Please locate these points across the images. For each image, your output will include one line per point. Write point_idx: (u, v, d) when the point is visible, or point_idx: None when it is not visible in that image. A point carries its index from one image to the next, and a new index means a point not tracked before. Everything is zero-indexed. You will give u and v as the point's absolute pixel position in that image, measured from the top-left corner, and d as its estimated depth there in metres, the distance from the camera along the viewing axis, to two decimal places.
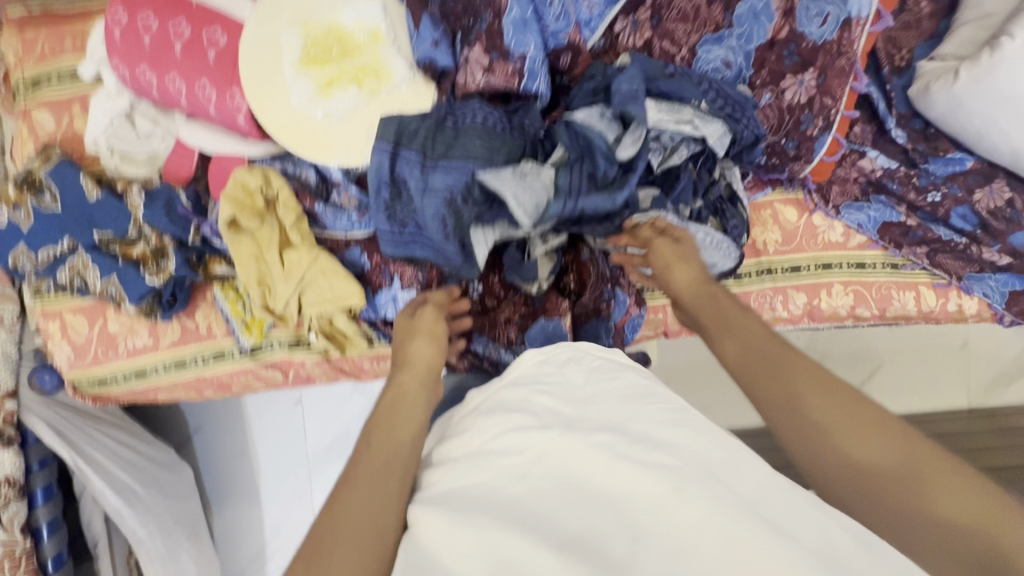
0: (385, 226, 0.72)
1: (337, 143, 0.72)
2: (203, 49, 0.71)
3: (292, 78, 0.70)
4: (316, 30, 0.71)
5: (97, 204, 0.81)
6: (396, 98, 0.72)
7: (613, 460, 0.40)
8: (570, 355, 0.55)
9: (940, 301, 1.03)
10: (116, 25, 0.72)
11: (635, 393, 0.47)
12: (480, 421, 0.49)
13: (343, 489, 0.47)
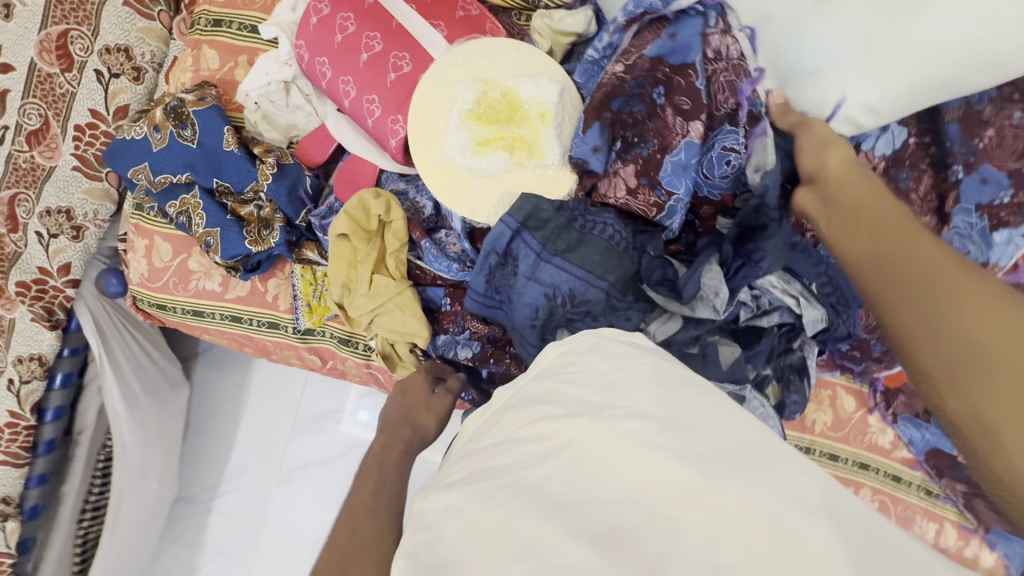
0: (480, 287, 0.74)
1: (468, 197, 0.74)
2: (386, 70, 0.75)
3: (454, 125, 0.73)
4: (493, 90, 0.73)
5: (230, 157, 0.84)
6: (539, 178, 0.74)
7: (643, 449, 0.39)
8: (593, 343, 0.51)
9: (958, 543, 0.94)
10: (316, 15, 0.77)
11: (665, 376, 0.45)
12: (508, 415, 0.48)
13: (335, 544, 0.51)
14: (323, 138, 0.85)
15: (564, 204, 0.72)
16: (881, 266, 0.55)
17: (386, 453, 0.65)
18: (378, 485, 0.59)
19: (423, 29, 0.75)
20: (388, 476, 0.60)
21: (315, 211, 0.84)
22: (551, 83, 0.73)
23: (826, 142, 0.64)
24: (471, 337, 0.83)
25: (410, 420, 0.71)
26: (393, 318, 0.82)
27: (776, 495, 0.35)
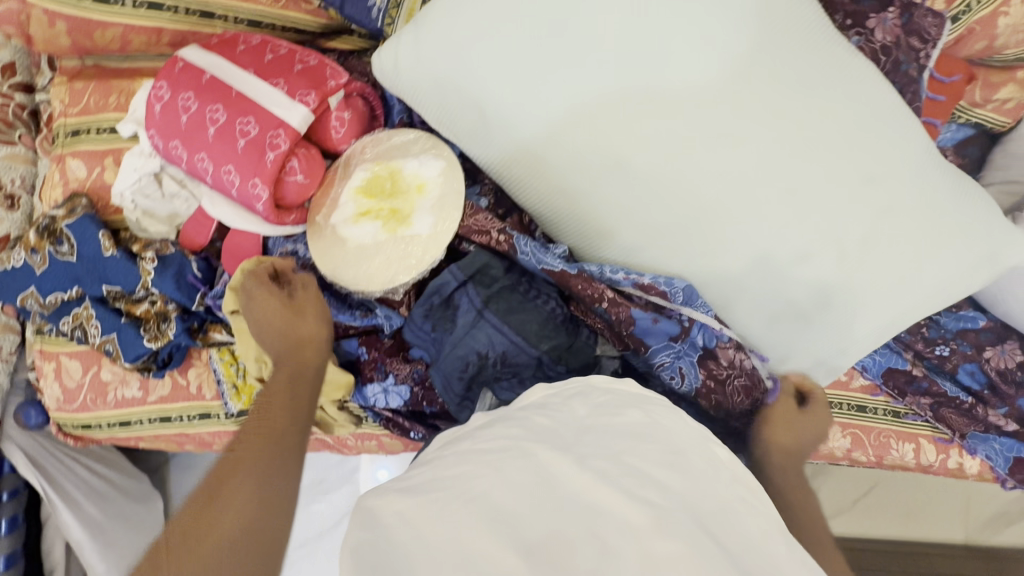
0: (419, 321, 0.77)
1: (340, 262, 0.76)
2: (234, 137, 0.73)
3: (343, 198, 0.78)
4: (382, 169, 0.79)
5: (111, 261, 0.82)
6: (413, 245, 0.76)
7: (599, 481, 0.42)
8: (579, 391, 0.56)
9: (940, 456, 1.00)
10: (158, 101, 0.77)
11: (642, 431, 0.48)
12: (479, 431, 0.51)
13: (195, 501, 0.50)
14: (202, 220, 0.83)
15: (513, 266, 0.78)
16: None
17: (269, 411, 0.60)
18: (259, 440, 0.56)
19: (263, 90, 0.74)
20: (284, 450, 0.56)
21: (210, 293, 0.82)
22: (432, 160, 0.79)
23: None
24: (396, 380, 0.82)
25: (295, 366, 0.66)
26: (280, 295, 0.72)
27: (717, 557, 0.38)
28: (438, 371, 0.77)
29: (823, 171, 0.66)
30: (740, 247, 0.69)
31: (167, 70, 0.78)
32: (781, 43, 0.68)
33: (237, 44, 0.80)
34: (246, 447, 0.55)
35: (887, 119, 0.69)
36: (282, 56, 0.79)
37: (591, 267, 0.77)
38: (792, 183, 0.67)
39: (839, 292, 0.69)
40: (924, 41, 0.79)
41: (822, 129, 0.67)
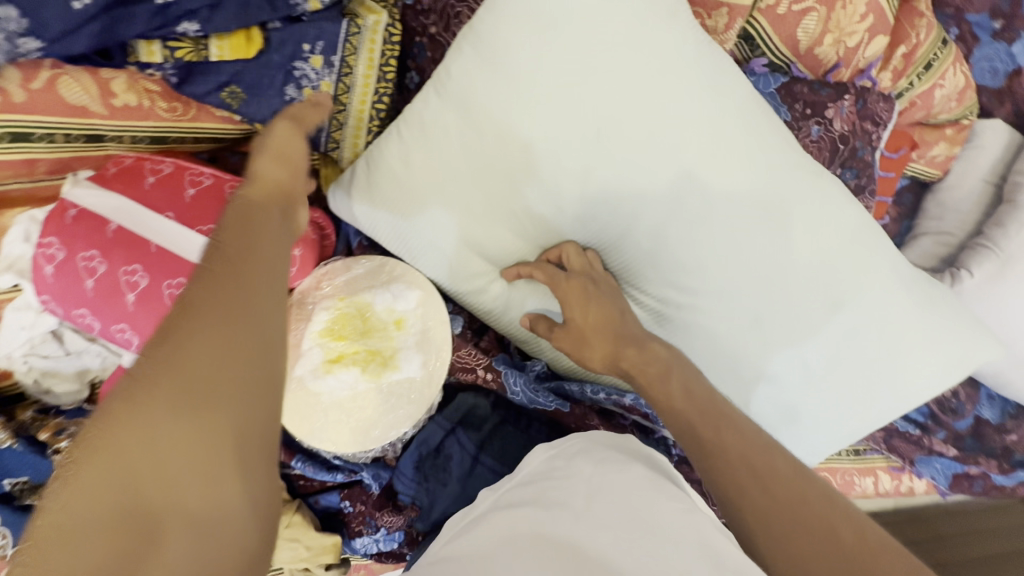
0: (410, 476, 0.71)
1: (315, 426, 0.66)
2: (163, 304, 0.62)
3: (305, 345, 0.67)
4: (347, 306, 0.69)
5: (12, 453, 0.67)
6: (398, 391, 0.68)
7: (618, 552, 0.47)
8: (580, 448, 0.63)
9: (893, 482, 1.10)
10: (48, 261, 0.62)
11: (646, 485, 0.55)
12: (492, 517, 0.56)
13: (141, 378, 0.31)
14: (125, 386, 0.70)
15: (500, 401, 0.74)
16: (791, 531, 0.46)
17: (239, 295, 0.35)
18: (233, 295, 0.35)
19: (193, 244, 0.63)
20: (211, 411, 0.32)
21: None
22: (406, 291, 0.69)
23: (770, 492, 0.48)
24: (389, 533, 0.74)
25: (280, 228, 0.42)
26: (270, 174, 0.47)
27: None
28: (427, 524, 0.71)
29: (805, 287, 0.68)
30: (729, 365, 0.70)
31: (52, 222, 0.63)
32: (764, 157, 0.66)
33: (145, 175, 0.66)
34: (214, 294, 0.34)
35: (859, 224, 0.70)
36: (207, 189, 0.67)
37: (574, 389, 0.74)
38: (773, 303, 0.68)
39: (825, 397, 0.71)
40: (876, 124, 0.81)
41: (802, 243, 0.67)
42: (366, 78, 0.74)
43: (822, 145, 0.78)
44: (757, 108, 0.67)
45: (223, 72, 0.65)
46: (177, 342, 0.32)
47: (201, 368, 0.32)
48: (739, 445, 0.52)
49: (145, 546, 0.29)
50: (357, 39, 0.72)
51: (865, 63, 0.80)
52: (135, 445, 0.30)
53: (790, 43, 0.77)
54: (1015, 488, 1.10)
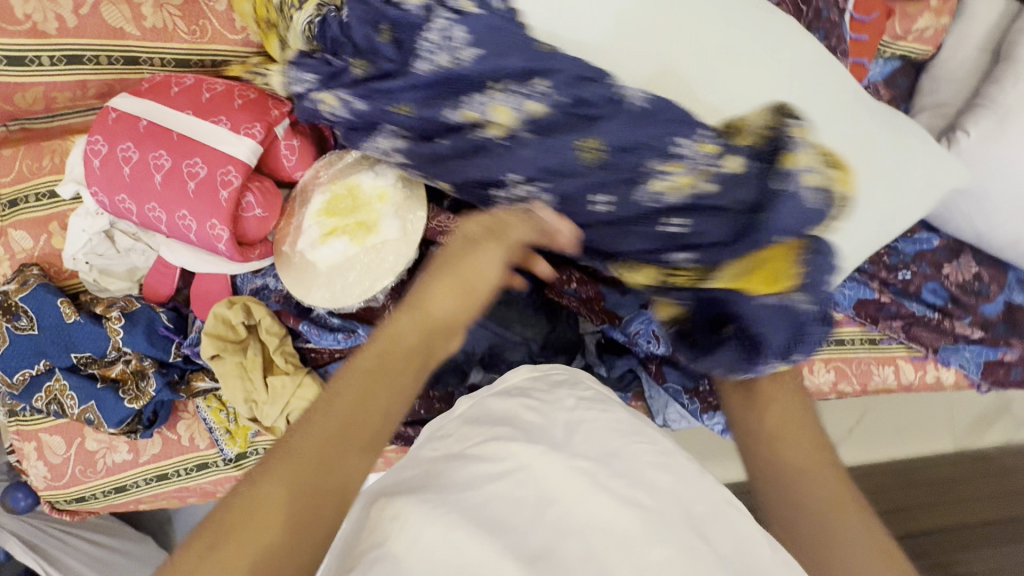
0: None
1: (315, 285, 0.77)
2: (183, 180, 0.72)
3: (307, 223, 0.78)
4: (338, 186, 0.78)
5: (76, 326, 0.80)
6: (382, 252, 0.76)
7: (593, 487, 0.44)
8: (562, 378, 0.61)
9: (917, 373, 1.07)
10: (96, 155, 0.75)
11: (622, 428, 0.52)
12: (464, 429, 0.54)
13: (281, 465, 0.41)
14: (164, 271, 0.81)
15: None
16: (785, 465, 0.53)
17: (357, 422, 0.44)
18: (343, 400, 0.45)
19: (206, 130, 0.73)
20: (376, 406, 0.45)
21: (185, 342, 0.81)
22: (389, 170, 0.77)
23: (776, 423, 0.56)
24: None
25: (388, 366, 0.48)
26: (361, 359, 0.48)
27: (699, 549, 0.41)
28: None
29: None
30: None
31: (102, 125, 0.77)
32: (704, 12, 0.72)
33: (171, 87, 0.78)
34: (337, 410, 0.44)
35: (818, 62, 0.73)
36: (219, 92, 0.77)
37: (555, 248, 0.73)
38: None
39: None
40: None
41: (746, 80, 0.69)
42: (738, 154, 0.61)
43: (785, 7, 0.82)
44: None
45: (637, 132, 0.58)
46: (302, 433, 0.43)
47: (316, 446, 0.42)
48: (771, 408, 0.57)
49: None
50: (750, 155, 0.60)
51: None
52: (250, 522, 0.38)
53: None
54: None
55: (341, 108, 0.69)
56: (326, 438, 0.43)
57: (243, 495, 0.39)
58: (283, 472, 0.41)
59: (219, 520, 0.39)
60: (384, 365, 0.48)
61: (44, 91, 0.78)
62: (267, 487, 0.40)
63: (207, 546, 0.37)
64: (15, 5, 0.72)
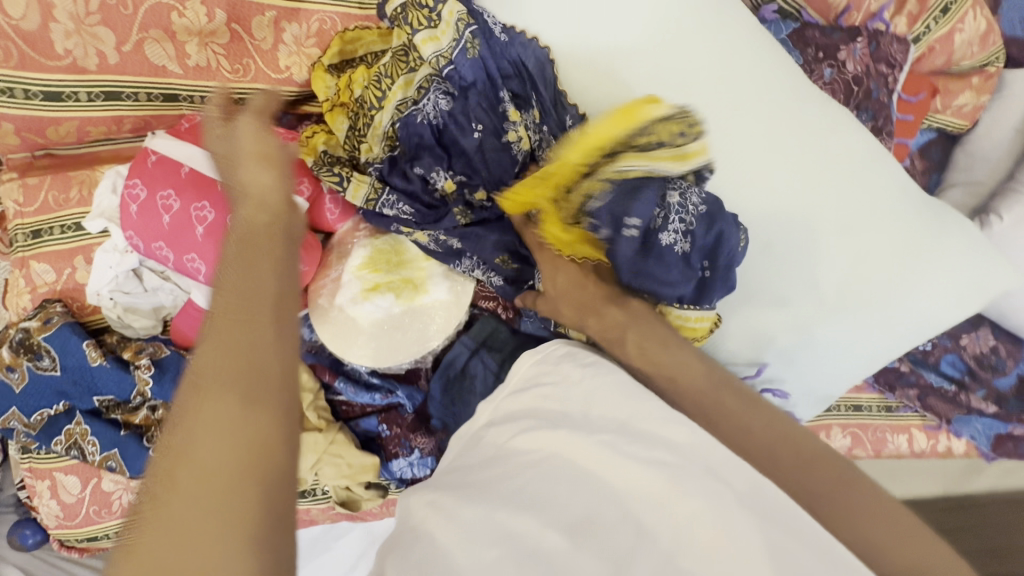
0: (442, 395, 0.79)
1: (355, 343, 0.76)
2: (227, 235, 0.70)
3: (346, 278, 0.77)
4: (382, 242, 0.78)
5: (102, 370, 0.77)
6: (429, 313, 0.77)
7: (612, 455, 0.54)
8: (565, 352, 0.69)
9: (930, 442, 1.08)
10: (133, 201, 0.72)
11: (627, 392, 0.60)
12: (493, 428, 0.63)
13: (196, 378, 0.39)
14: (192, 317, 0.79)
15: (519, 330, 0.80)
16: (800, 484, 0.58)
17: (251, 304, 0.43)
18: (229, 294, 0.44)
19: None
20: (267, 286, 0.45)
21: None
22: None
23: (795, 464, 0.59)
24: (421, 454, 0.80)
25: (262, 249, 0.48)
26: (223, 266, 0.47)
27: (718, 492, 0.49)
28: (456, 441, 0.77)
29: (800, 221, 0.73)
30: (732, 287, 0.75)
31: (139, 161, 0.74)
32: (752, 100, 0.75)
33: (212, 128, 0.75)
34: (225, 305, 0.43)
35: (869, 151, 0.75)
36: None
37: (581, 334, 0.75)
38: (777, 229, 0.73)
39: (834, 321, 0.73)
40: (891, 67, 0.83)
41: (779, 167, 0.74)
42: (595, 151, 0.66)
43: (835, 87, 0.81)
44: (752, 60, 0.76)
45: (707, 236, 0.67)
46: (202, 350, 0.41)
47: (223, 343, 0.41)
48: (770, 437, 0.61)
49: (255, 486, 0.36)
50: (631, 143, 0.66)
51: (877, 7, 0.82)
52: (194, 436, 0.36)
53: None
54: None
55: (435, 244, 0.75)
56: (228, 336, 0.41)
57: (174, 435, 0.37)
58: (210, 383, 0.39)
59: (157, 469, 0.36)
60: (252, 258, 0.47)
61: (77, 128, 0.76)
62: (190, 407, 0.38)
63: (161, 485, 0.35)
64: (56, 41, 0.68)
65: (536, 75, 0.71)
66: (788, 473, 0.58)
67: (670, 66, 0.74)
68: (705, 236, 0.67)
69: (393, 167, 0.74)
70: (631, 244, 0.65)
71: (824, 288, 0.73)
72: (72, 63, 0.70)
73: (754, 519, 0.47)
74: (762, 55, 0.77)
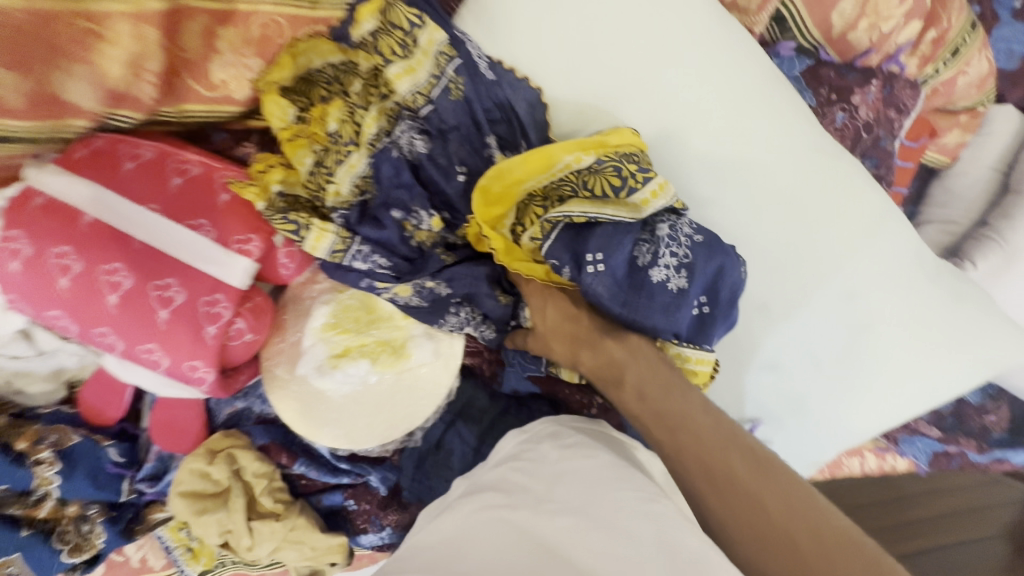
0: (416, 474, 0.70)
1: (327, 421, 0.64)
2: (151, 308, 0.56)
3: (308, 342, 0.64)
4: (350, 299, 0.65)
5: None
6: (407, 390, 0.66)
7: (583, 534, 0.46)
8: (552, 431, 0.62)
9: (878, 461, 1.14)
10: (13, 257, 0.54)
11: (608, 476, 0.52)
12: (458, 505, 0.56)
13: None
14: (110, 391, 0.65)
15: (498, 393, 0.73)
16: (777, 531, 0.46)
17: None
18: None
19: (184, 240, 0.57)
20: None
21: (140, 476, 0.67)
22: None
23: (756, 498, 0.48)
24: (394, 531, 0.73)
25: None
26: None
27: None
28: None
29: (809, 284, 0.68)
30: (731, 355, 0.69)
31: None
32: (770, 152, 0.67)
33: (120, 159, 0.59)
34: None
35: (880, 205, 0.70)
36: (194, 178, 0.60)
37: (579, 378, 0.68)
38: (776, 290, 0.68)
39: (830, 388, 0.70)
40: (900, 112, 0.79)
41: (793, 225, 0.68)
42: (539, 173, 0.59)
43: (846, 133, 0.76)
44: (772, 98, 0.68)
45: (709, 265, 0.58)
46: None
47: None
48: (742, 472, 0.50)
49: None
50: (582, 174, 0.59)
51: (895, 49, 0.75)
52: None
53: (823, 26, 0.72)
54: (987, 464, 1.15)
55: (419, 297, 0.62)
56: None
57: None
58: None
59: None
60: None
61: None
62: None
63: None
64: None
65: (527, 121, 0.63)
66: (759, 513, 0.47)
67: (679, 108, 0.66)
68: (706, 266, 0.58)
69: (364, 213, 0.61)
70: (606, 280, 0.56)
71: (830, 355, 0.69)
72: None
73: None
74: (785, 98, 0.69)
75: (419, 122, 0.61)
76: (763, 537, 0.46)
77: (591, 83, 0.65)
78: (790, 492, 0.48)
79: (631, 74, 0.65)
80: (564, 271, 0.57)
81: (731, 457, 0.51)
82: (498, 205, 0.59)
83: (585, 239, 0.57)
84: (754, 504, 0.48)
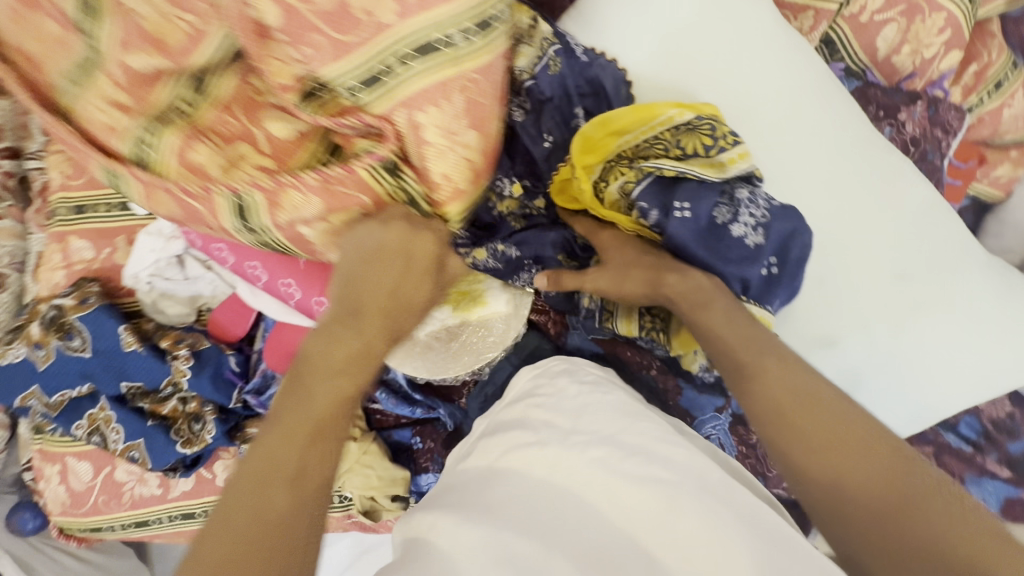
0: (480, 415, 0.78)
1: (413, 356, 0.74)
2: None
3: None
4: None
5: (135, 356, 0.75)
6: (481, 341, 0.74)
7: (609, 473, 0.53)
8: (563, 368, 0.68)
9: None
10: None
11: (628, 411, 0.59)
12: (484, 442, 0.62)
13: (252, 466, 0.50)
14: (237, 312, 0.78)
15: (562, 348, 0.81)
16: (884, 504, 0.49)
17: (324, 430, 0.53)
18: (298, 407, 0.54)
19: None
20: (320, 442, 0.53)
21: (248, 388, 0.78)
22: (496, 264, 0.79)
23: (861, 469, 0.51)
24: None
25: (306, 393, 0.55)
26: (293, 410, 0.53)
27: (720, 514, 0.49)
28: None
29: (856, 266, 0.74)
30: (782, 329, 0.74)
31: (205, 173, 0.61)
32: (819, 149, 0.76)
33: None
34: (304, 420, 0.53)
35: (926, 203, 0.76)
36: None
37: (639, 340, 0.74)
38: (826, 270, 0.74)
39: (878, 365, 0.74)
40: (946, 132, 0.87)
41: (843, 212, 0.75)
42: (639, 126, 0.70)
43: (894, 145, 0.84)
44: (821, 105, 0.78)
45: (783, 227, 0.65)
46: (317, 436, 0.53)
47: (297, 436, 0.52)
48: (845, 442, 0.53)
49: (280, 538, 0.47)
50: (676, 131, 0.69)
51: (937, 75, 0.84)
52: (247, 519, 0.47)
53: (868, 50, 0.82)
54: None
55: (494, 258, 0.72)
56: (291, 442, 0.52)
57: (254, 461, 0.50)
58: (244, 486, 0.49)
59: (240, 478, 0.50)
60: (327, 407, 0.54)
61: (180, 149, 0.61)
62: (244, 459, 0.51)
63: (243, 481, 0.49)
64: (435, 168, 0.60)
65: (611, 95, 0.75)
66: (864, 489, 0.50)
67: (736, 106, 0.76)
68: (782, 227, 0.65)
69: None
70: (689, 226, 0.65)
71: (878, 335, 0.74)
72: (475, 162, 0.62)
73: (764, 547, 0.47)
74: (833, 106, 0.78)
75: (524, 95, 0.74)
76: (871, 513, 0.49)
77: (659, 83, 0.77)
78: (891, 460, 0.51)
79: (694, 77, 0.76)
80: (651, 214, 0.66)
81: (838, 435, 0.53)
82: (597, 152, 0.69)
83: (673, 192, 0.66)
84: (863, 480, 0.51)
